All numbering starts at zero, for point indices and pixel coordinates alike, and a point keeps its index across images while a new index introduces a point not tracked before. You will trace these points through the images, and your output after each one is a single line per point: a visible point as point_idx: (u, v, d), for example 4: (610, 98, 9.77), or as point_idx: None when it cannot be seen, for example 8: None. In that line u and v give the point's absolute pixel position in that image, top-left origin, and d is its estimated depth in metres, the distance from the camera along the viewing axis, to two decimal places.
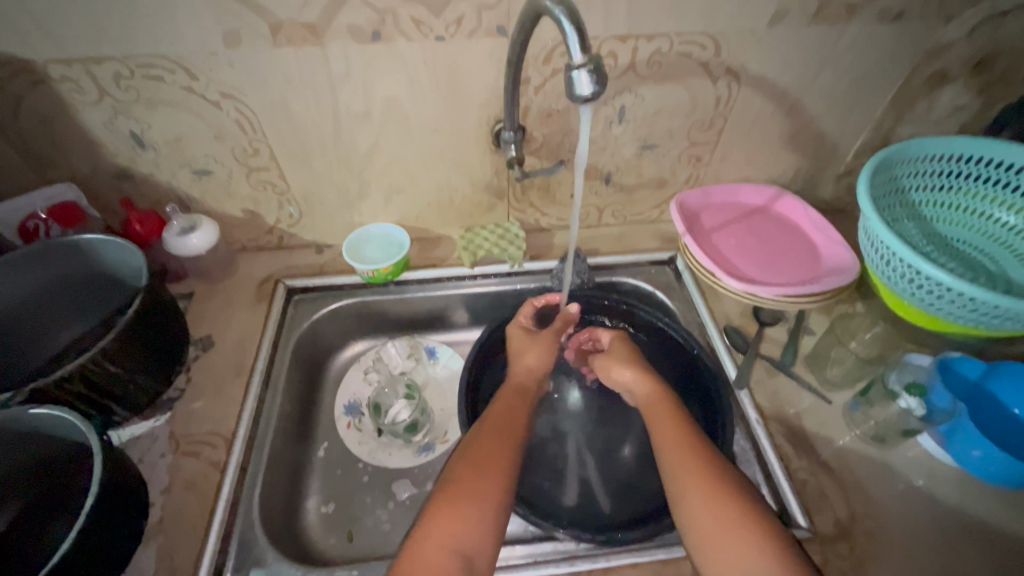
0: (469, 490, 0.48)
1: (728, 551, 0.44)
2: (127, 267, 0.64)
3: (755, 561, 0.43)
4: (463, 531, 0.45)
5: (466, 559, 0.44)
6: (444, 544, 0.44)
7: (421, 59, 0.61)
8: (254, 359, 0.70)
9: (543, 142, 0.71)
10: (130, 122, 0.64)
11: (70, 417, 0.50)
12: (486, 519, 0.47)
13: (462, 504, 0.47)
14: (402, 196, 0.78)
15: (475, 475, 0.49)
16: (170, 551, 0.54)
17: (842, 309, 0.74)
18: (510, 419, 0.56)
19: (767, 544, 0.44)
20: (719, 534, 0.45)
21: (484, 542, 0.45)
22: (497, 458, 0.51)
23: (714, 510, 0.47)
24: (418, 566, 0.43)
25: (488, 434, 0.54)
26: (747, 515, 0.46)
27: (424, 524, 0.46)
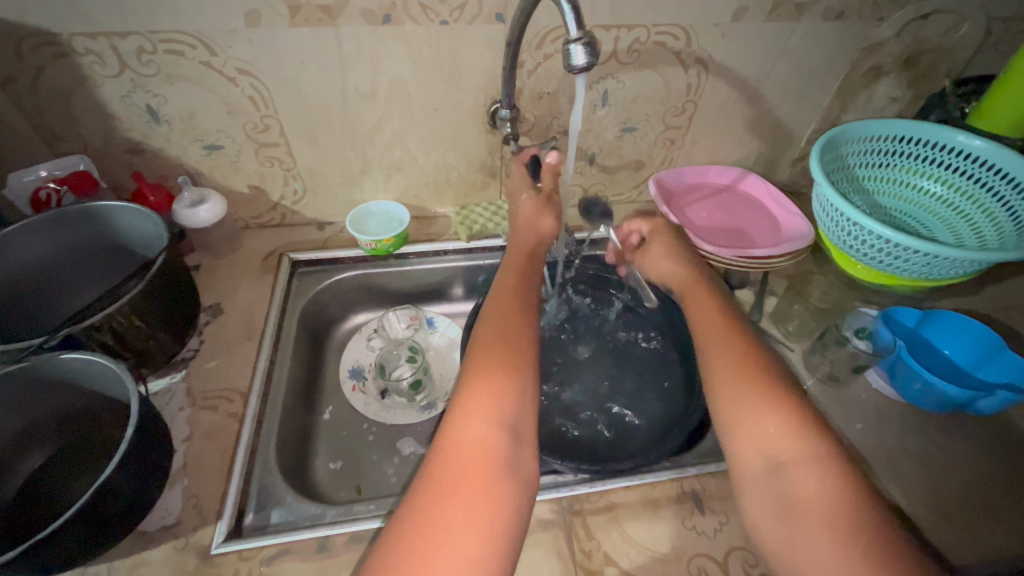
0: (500, 364, 0.50)
1: (764, 426, 0.46)
2: (142, 235, 0.67)
3: (786, 435, 0.45)
4: (503, 406, 0.47)
5: (508, 432, 0.46)
6: (488, 420, 0.46)
7: (425, 41, 0.67)
8: (265, 324, 0.74)
9: (534, 123, 0.78)
10: (148, 96, 0.67)
11: (104, 362, 0.53)
12: (521, 389, 0.49)
13: (496, 379, 0.49)
14: (401, 175, 0.83)
15: (500, 354, 0.51)
16: (195, 492, 0.57)
17: (799, 273, 0.83)
18: (519, 300, 0.60)
19: (801, 421, 0.45)
20: (755, 410, 0.47)
21: (522, 413, 0.48)
22: (522, 335, 0.54)
23: (744, 388, 0.48)
24: (466, 443, 0.45)
25: (506, 313, 0.57)
26: (784, 399, 0.47)
27: (460, 405, 0.48)
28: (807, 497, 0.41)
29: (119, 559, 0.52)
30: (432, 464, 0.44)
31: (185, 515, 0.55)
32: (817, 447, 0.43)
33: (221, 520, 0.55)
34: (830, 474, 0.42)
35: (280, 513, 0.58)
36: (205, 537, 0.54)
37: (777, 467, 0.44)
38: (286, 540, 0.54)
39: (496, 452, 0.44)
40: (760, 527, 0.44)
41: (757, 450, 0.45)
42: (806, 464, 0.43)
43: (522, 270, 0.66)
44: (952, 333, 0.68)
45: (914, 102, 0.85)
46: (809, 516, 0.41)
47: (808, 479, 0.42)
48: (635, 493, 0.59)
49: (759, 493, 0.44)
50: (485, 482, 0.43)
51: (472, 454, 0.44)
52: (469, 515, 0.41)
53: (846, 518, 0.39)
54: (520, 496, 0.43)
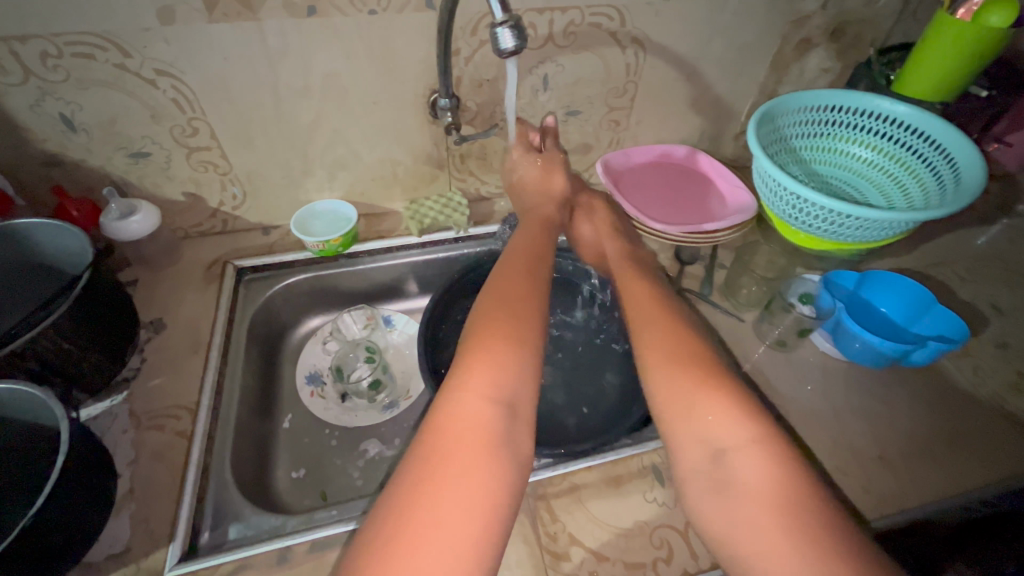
0: (503, 336, 0.49)
1: (702, 415, 0.46)
2: (67, 252, 0.64)
3: (723, 422, 0.45)
4: (501, 381, 0.46)
5: (504, 407, 0.45)
6: (484, 395, 0.45)
7: (355, 32, 0.65)
8: (211, 335, 0.71)
9: (477, 112, 0.77)
10: (60, 103, 0.63)
11: (30, 390, 0.50)
12: (521, 363, 0.48)
13: (496, 353, 0.48)
14: (346, 172, 0.81)
15: (503, 326, 0.50)
16: (145, 516, 0.55)
17: (745, 246, 0.86)
18: (519, 274, 0.58)
19: (740, 405, 0.46)
20: (692, 397, 0.47)
21: (520, 388, 0.47)
22: (527, 307, 0.53)
23: (684, 375, 0.48)
24: (463, 417, 0.44)
25: (511, 284, 0.56)
26: (719, 383, 0.47)
27: (458, 379, 0.47)
28: (746, 480, 0.42)
29: None
30: (428, 440, 0.43)
31: (135, 541, 0.53)
32: (754, 428, 0.44)
33: (174, 542, 0.53)
34: (769, 458, 0.43)
35: (239, 528, 0.56)
36: (158, 561, 0.52)
37: (718, 454, 0.45)
38: (245, 555, 0.53)
39: (491, 428, 0.44)
40: (705, 513, 0.44)
41: (699, 439, 0.46)
42: (744, 447, 0.44)
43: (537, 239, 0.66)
44: (887, 291, 0.71)
45: (844, 72, 0.88)
46: (748, 499, 0.42)
47: (750, 463, 0.43)
48: (598, 472, 0.60)
49: (700, 482, 0.45)
50: (481, 457, 0.42)
51: (467, 429, 0.43)
52: (463, 494, 0.40)
53: (781, 497, 0.41)
54: (514, 473, 0.43)
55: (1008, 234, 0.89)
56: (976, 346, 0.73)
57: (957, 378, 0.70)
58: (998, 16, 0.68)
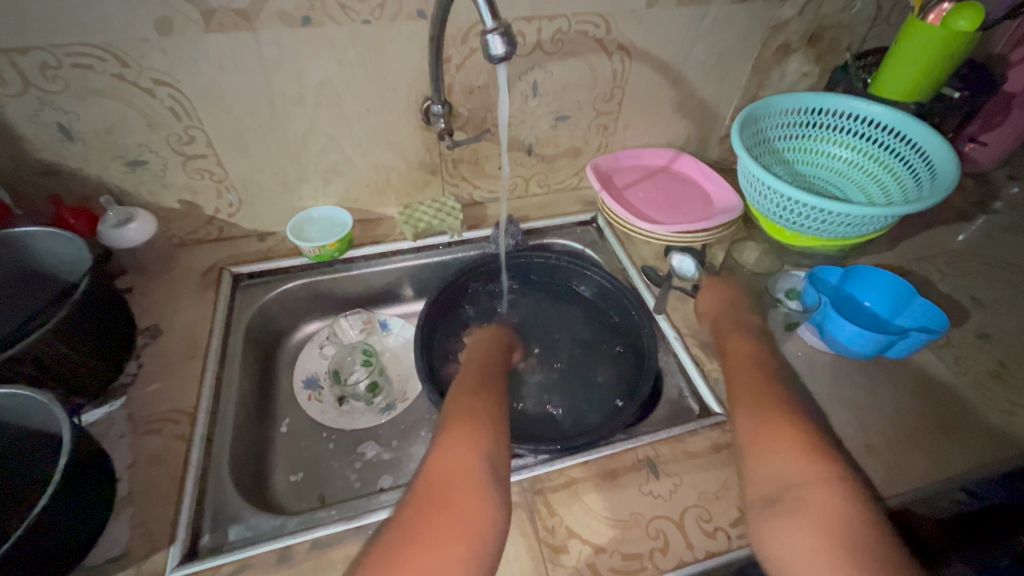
0: (478, 410, 0.58)
1: (777, 452, 0.52)
2: (65, 260, 0.64)
3: (802, 458, 0.51)
4: (481, 438, 0.54)
5: (486, 459, 0.52)
6: (469, 449, 0.52)
7: (349, 42, 0.67)
8: (208, 340, 0.72)
9: (468, 118, 0.79)
10: (58, 113, 0.64)
11: (31, 393, 0.50)
12: (496, 428, 0.56)
13: (474, 419, 0.56)
14: (340, 179, 0.82)
15: (477, 404, 0.60)
16: (144, 519, 0.55)
17: (733, 244, 0.88)
18: (489, 364, 0.69)
19: (818, 449, 0.51)
20: (770, 438, 0.53)
21: (498, 445, 0.54)
22: (493, 391, 0.63)
23: (775, 420, 0.55)
24: (453, 465, 0.50)
25: (478, 373, 0.66)
26: (800, 432, 0.53)
27: (447, 438, 0.54)
28: (819, 508, 0.46)
29: None
30: (419, 489, 0.49)
31: (135, 543, 0.53)
32: (828, 468, 0.50)
33: (175, 544, 0.53)
34: (841, 492, 0.47)
35: (239, 530, 0.57)
36: (158, 563, 0.52)
37: (790, 485, 0.49)
38: (245, 555, 0.53)
39: (477, 472, 0.50)
40: (762, 534, 0.48)
41: (775, 473, 0.51)
42: (815, 483, 0.48)
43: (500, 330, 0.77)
44: (870, 285, 0.73)
45: (822, 75, 0.91)
46: (819, 525, 0.45)
47: (821, 496, 0.47)
48: (594, 466, 0.61)
49: (765, 508, 0.49)
50: (467, 496, 0.48)
51: (453, 474, 0.50)
52: (452, 528, 0.45)
53: (846, 528, 0.44)
54: (499, 506, 0.48)
55: (986, 229, 0.91)
56: (957, 337, 0.75)
57: (940, 367, 0.72)
58: (963, 20, 0.71)
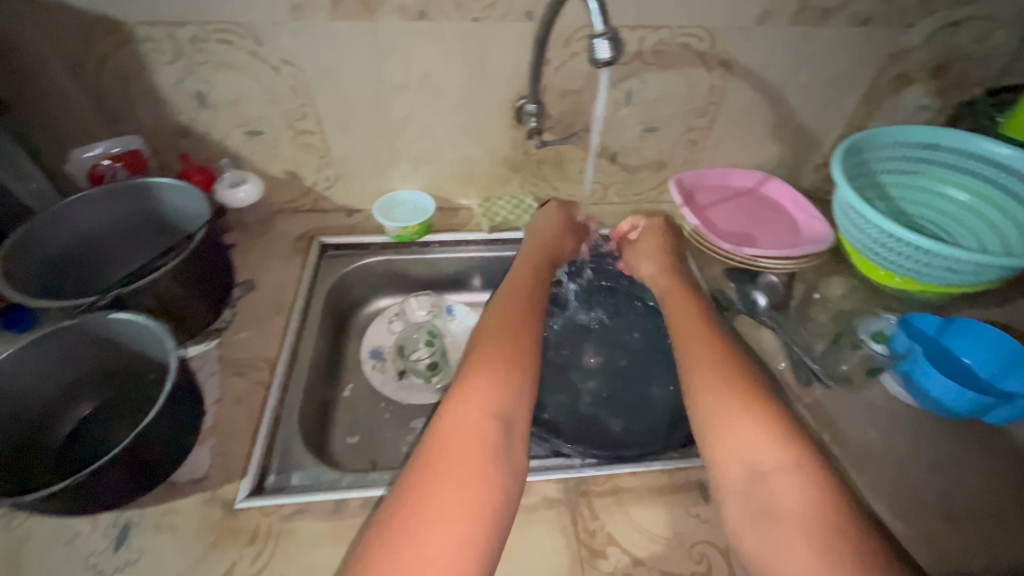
0: (500, 358, 0.53)
1: (738, 437, 0.47)
2: (187, 211, 0.72)
3: (769, 443, 0.45)
4: (498, 395, 0.50)
5: (502, 418, 0.49)
6: (482, 407, 0.48)
7: (457, 37, 0.70)
8: (294, 301, 0.78)
9: (558, 120, 0.81)
10: (198, 82, 0.72)
11: (148, 323, 0.57)
12: (518, 383, 0.52)
13: (492, 371, 0.52)
14: (428, 166, 0.86)
15: (502, 350, 0.55)
16: (223, 451, 0.61)
17: (819, 278, 0.83)
18: (524, 305, 0.63)
19: (786, 432, 0.46)
20: (729, 416, 0.48)
21: (517, 406, 0.50)
22: (524, 338, 0.57)
23: (729, 393, 0.49)
24: (461, 425, 0.47)
25: (509, 317, 0.60)
26: (763, 407, 0.48)
27: (460, 392, 0.50)
28: (787, 505, 0.42)
29: (152, 506, 0.56)
30: (427, 450, 0.46)
31: (213, 470, 0.59)
32: (797, 455, 0.44)
33: (246, 478, 0.58)
34: (814, 485, 0.42)
35: (300, 477, 0.60)
36: (230, 492, 0.57)
37: (758, 476, 0.45)
38: (304, 500, 0.57)
39: (490, 438, 0.47)
40: (741, 536, 0.44)
41: (740, 461, 0.46)
42: (786, 472, 0.44)
43: (542, 264, 0.73)
44: (973, 341, 0.67)
45: (942, 110, 0.85)
46: (787, 525, 0.41)
47: (787, 486, 0.43)
48: (642, 479, 0.60)
49: (741, 505, 0.45)
50: (481, 461, 0.45)
51: (462, 436, 0.46)
52: (462, 498, 0.42)
53: (820, 525, 0.40)
54: (508, 477, 0.45)
55: None
56: None
57: None
58: None
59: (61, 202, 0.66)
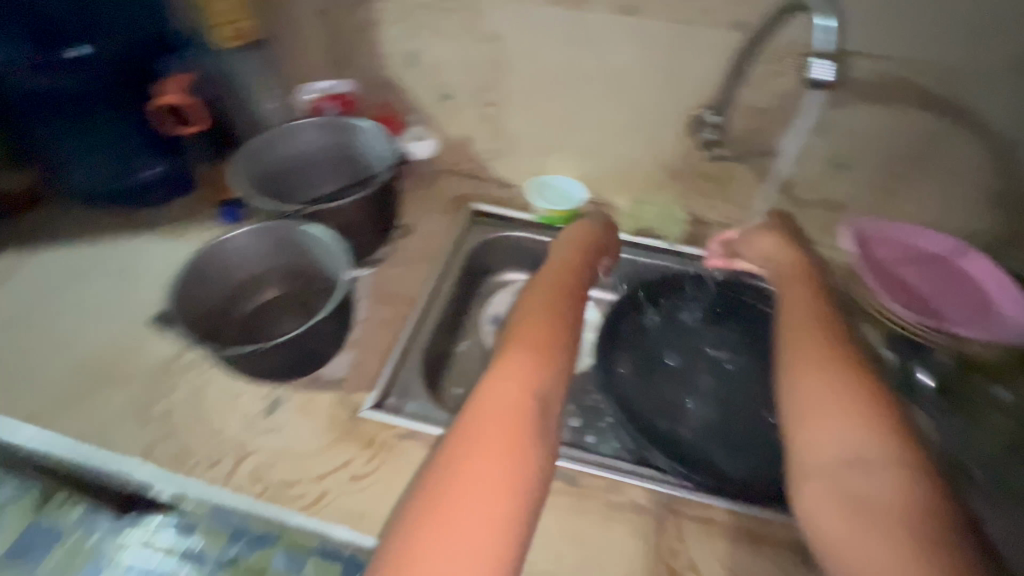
0: (536, 342, 0.52)
1: (831, 422, 0.46)
2: (374, 152, 0.81)
3: (869, 433, 0.44)
4: (535, 377, 0.49)
5: (539, 398, 0.48)
6: (519, 386, 0.48)
7: (659, 36, 0.71)
8: (440, 254, 0.85)
9: (737, 136, 0.78)
10: (415, 43, 0.81)
11: (331, 239, 0.66)
12: (553, 369, 0.50)
13: (528, 355, 0.51)
14: (590, 157, 0.88)
15: (538, 335, 0.53)
16: (359, 363, 0.69)
17: (1005, 378, 0.72)
18: (569, 295, 0.61)
19: (891, 426, 0.45)
20: (828, 400, 0.47)
21: (553, 391, 0.49)
22: (566, 327, 0.55)
23: (834, 380, 0.48)
24: (498, 402, 0.46)
25: (550, 304, 0.58)
26: (870, 398, 0.46)
27: (497, 369, 0.49)
28: (876, 489, 0.41)
29: (299, 390, 0.65)
30: (463, 423, 0.45)
31: (349, 377, 0.67)
32: (900, 451, 0.43)
33: (372, 393, 0.66)
34: (912, 480, 0.41)
35: (415, 405, 0.67)
36: (358, 400, 0.65)
37: (852, 462, 0.44)
38: (415, 428, 0.62)
39: (525, 421, 0.45)
40: (814, 513, 0.43)
41: (833, 443, 0.45)
42: (882, 462, 0.43)
43: (587, 255, 0.70)
44: None
45: None
46: (873, 508, 0.40)
47: (883, 477, 0.42)
48: (740, 519, 0.57)
49: (826, 483, 0.44)
50: (514, 437, 0.44)
51: (495, 407, 0.46)
52: (487, 476, 0.42)
53: (915, 519, 0.39)
54: (541, 457, 0.44)
55: None
56: None
57: None
58: None
59: (286, 124, 0.79)
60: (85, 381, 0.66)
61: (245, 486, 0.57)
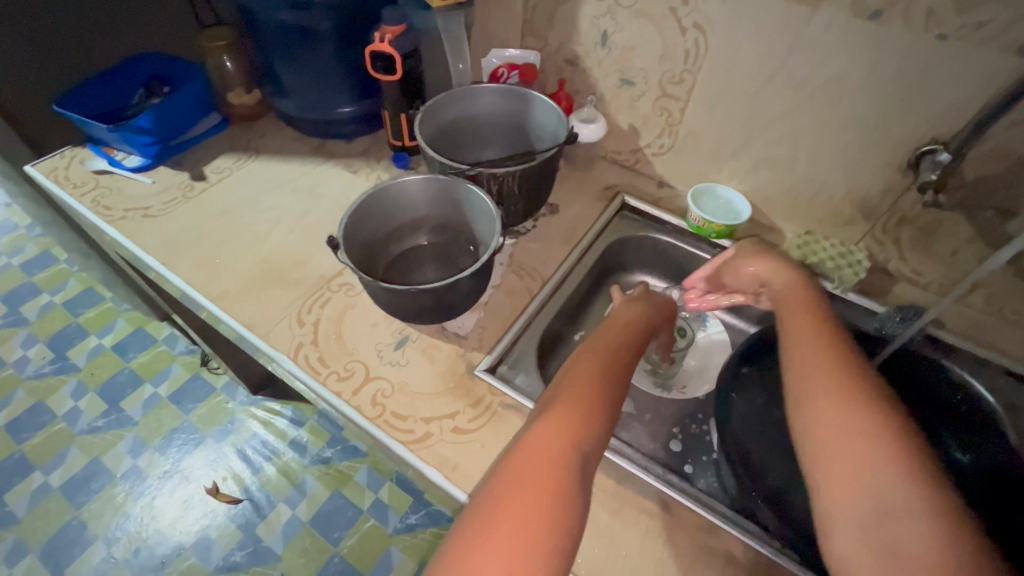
0: (579, 400, 0.49)
1: (850, 466, 0.45)
2: (548, 128, 0.82)
3: (891, 479, 0.43)
4: (573, 439, 0.46)
5: (580, 459, 0.45)
6: (556, 446, 0.45)
7: (901, 50, 0.61)
8: (581, 238, 0.84)
9: (968, 183, 0.65)
10: (611, 22, 0.79)
11: (490, 205, 0.68)
12: (593, 432, 0.47)
13: (567, 412, 0.48)
14: (769, 172, 0.80)
15: (581, 390, 0.50)
16: (483, 325, 0.71)
17: None
18: (625, 356, 0.57)
19: (913, 470, 0.43)
20: (847, 445, 0.46)
21: (591, 458, 0.46)
22: (612, 387, 0.52)
23: (852, 420, 0.47)
24: (534, 457, 0.44)
25: (597, 355, 0.55)
26: (884, 439, 0.45)
27: (536, 423, 0.48)
28: (912, 545, 0.40)
29: (427, 334, 0.70)
30: (495, 484, 0.44)
31: (472, 335, 0.70)
32: (924, 497, 0.42)
33: (489, 357, 0.68)
34: (940, 529, 0.40)
35: (524, 379, 0.68)
36: (475, 359, 0.68)
37: (881, 512, 0.42)
38: (522, 401, 0.64)
39: (561, 482, 0.43)
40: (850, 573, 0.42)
41: (855, 488, 0.44)
42: (910, 511, 0.41)
43: (654, 321, 0.64)
44: None
45: None
46: (911, 565, 0.39)
47: (913, 529, 0.40)
48: None
49: (859, 541, 0.42)
50: (547, 498, 0.42)
51: (528, 473, 0.43)
52: (509, 553, 0.39)
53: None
54: (572, 527, 0.42)
55: None
56: None
57: None
58: None
59: (471, 85, 0.81)
60: (263, 275, 0.77)
61: (365, 406, 0.63)
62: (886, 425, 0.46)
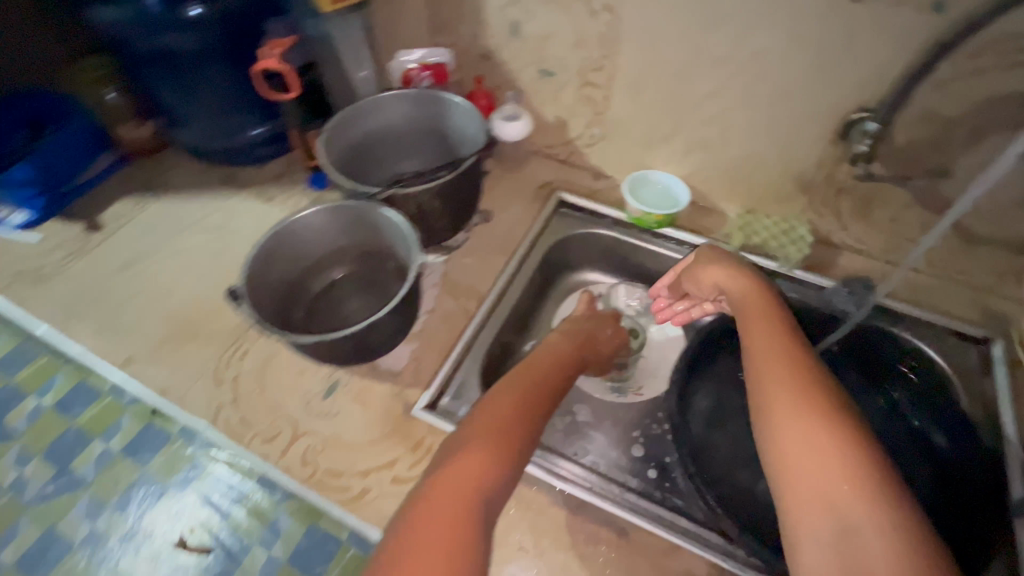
0: (497, 432, 0.48)
1: (814, 477, 0.41)
2: (465, 131, 0.77)
3: (854, 490, 0.39)
4: (486, 471, 0.45)
5: (488, 493, 0.44)
6: (468, 480, 0.44)
7: (819, 17, 0.57)
8: (518, 246, 0.79)
9: (899, 149, 0.63)
10: (520, 12, 0.73)
11: (406, 229, 0.63)
12: (507, 465, 0.46)
13: (481, 445, 0.47)
14: (703, 153, 0.76)
15: (500, 424, 0.49)
16: (419, 357, 0.67)
17: None
18: (546, 383, 0.57)
19: (877, 480, 0.40)
20: (811, 455, 0.42)
21: (502, 492, 0.45)
22: (530, 418, 0.52)
23: (814, 428, 0.43)
24: (444, 493, 0.42)
25: (519, 385, 0.55)
26: (849, 448, 0.42)
27: (450, 457, 0.46)
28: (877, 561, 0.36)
29: (359, 375, 0.65)
30: (401, 527, 0.41)
31: (407, 370, 0.65)
32: (891, 511, 0.38)
33: (427, 392, 0.63)
34: (907, 544, 0.36)
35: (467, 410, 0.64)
36: (412, 397, 0.63)
37: (847, 528, 0.38)
38: None
39: (469, 517, 0.41)
40: None
41: (819, 501, 0.40)
42: (875, 525, 0.37)
43: (579, 346, 0.66)
44: None
45: None
46: None
47: (880, 545, 0.36)
48: None
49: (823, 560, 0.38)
50: (456, 538, 0.39)
51: (438, 510, 0.41)
52: None
53: None
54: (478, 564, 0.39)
55: None
56: None
57: None
58: None
59: (374, 96, 0.75)
60: (175, 331, 0.70)
61: (295, 467, 0.58)
62: (842, 435, 0.43)
